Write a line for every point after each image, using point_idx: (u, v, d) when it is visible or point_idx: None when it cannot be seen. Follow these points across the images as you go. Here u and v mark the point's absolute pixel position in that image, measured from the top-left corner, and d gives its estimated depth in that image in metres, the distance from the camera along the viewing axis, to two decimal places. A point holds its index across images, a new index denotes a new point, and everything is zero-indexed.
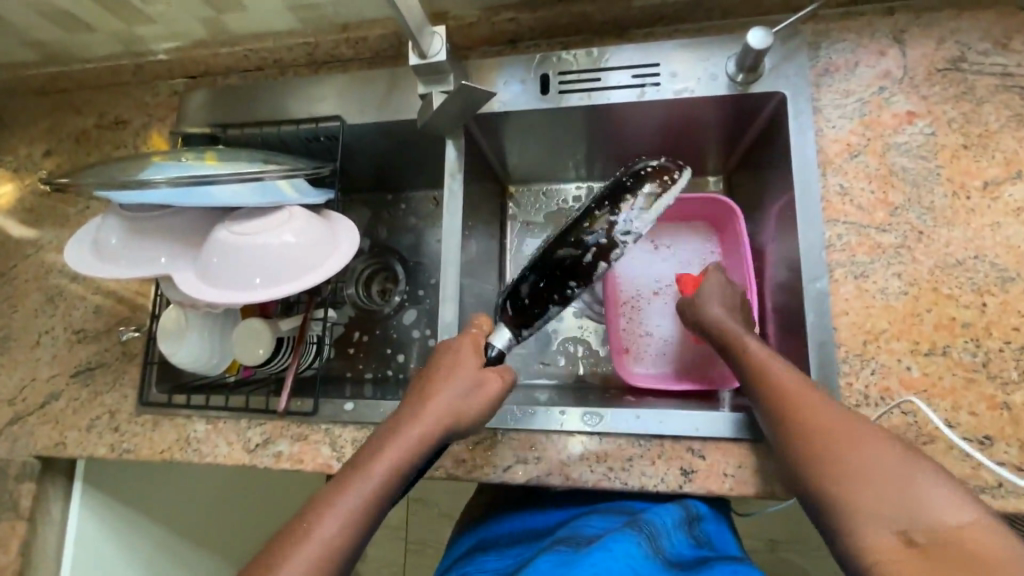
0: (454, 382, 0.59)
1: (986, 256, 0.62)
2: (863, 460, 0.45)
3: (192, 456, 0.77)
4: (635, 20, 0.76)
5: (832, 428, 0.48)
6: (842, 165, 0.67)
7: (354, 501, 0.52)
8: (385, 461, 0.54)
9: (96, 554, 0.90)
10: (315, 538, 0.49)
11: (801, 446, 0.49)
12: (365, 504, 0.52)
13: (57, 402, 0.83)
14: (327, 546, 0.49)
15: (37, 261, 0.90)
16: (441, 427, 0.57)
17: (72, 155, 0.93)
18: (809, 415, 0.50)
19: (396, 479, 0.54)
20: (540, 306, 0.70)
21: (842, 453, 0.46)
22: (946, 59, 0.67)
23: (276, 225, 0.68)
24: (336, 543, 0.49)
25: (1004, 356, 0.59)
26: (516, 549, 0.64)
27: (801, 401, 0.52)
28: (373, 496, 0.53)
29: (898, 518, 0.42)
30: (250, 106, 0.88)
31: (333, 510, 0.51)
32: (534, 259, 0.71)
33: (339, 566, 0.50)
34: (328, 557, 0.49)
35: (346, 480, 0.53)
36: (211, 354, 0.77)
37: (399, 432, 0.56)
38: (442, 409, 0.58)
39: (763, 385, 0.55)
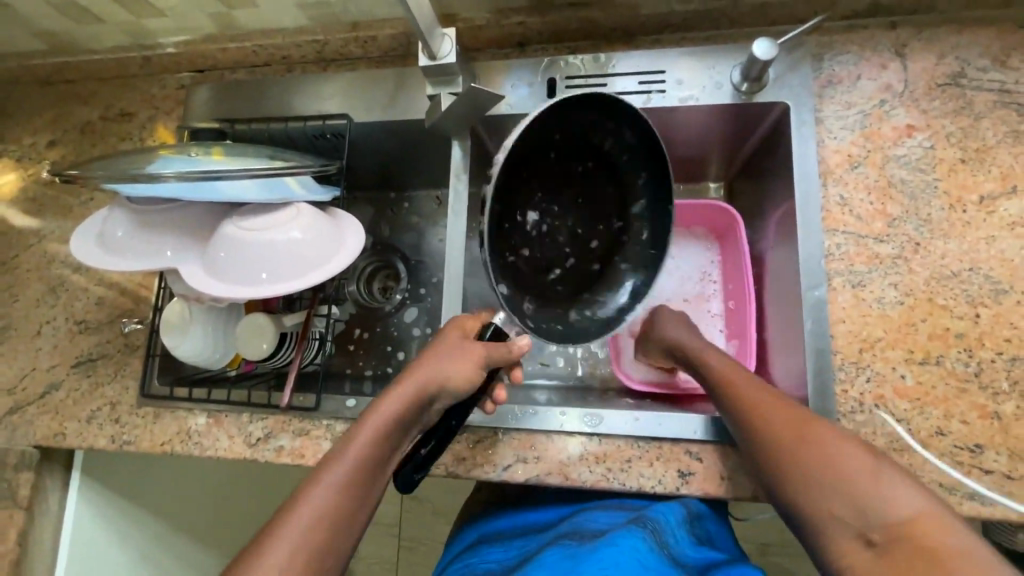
0: (439, 355, 0.61)
1: (980, 269, 0.63)
2: (819, 462, 0.48)
3: (193, 449, 0.77)
4: (642, 28, 0.76)
5: (790, 436, 0.51)
6: (843, 176, 0.68)
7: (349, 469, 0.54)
8: (368, 431, 0.56)
9: (92, 545, 0.91)
10: (304, 507, 0.51)
11: (766, 454, 0.53)
12: (359, 471, 0.54)
13: (57, 392, 0.83)
14: (316, 515, 0.50)
15: (40, 251, 0.90)
16: (427, 395, 0.60)
17: (77, 145, 0.93)
18: (770, 426, 0.53)
19: (380, 447, 0.56)
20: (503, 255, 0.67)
21: (797, 459, 0.49)
22: (946, 74, 0.68)
23: (285, 221, 0.69)
24: (335, 510, 0.51)
25: (995, 367, 0.61)
26: (519, 542, 0.66)
27: (763, 414, 0.55)
28: (360, 464, 0.55)
29: (853, 518, 0.44)
30: (258, 102, 0.88)
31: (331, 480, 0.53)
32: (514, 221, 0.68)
33: (333, 535, 0.50)
34: (329, 523, 0.50)
35: (340, 450, 0.55)
36: (213, 349, 0.77)
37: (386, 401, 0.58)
38: (421, 377, 0.60)
39: (732, 402, 0.59)
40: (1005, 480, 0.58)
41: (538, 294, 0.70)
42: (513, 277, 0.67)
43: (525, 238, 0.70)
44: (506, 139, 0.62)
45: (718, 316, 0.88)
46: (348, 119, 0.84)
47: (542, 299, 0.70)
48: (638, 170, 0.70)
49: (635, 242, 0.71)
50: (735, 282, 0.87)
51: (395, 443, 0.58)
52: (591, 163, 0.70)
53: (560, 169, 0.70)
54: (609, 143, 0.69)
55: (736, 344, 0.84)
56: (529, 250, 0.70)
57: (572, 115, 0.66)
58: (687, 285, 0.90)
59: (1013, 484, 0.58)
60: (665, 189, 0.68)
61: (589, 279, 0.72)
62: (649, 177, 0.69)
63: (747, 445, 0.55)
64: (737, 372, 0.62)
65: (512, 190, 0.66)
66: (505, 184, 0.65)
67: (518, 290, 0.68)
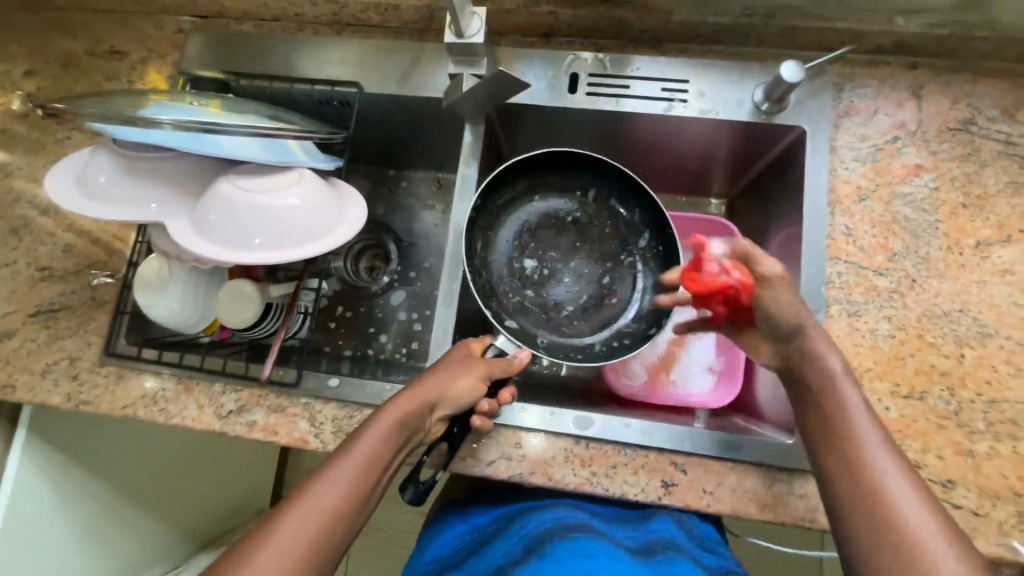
0: (447, 370, 0.61)
1: (970, 311, 0.65)
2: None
3: (157, 416, 0.73)
4: (671, 35, 0.76)
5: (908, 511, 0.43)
6: (850, 207, 0.69)
7: (353, 468, 0.51)
8: (370, 438, 0.53)
9: (28, 506, 0.85)
10: (300, 515, 0.47)
11: (892, 551, 0.42)
12: (361, 473, 0.51)
13: (10, 341, 0.77)
14: (311, 524, 0.47)
15: (4, 188, 0.83)
16: (435, 401, 0.58)
17: (56, 79, 0.86)
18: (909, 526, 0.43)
19: (381, 456, 0.53)
20: (503, 298, 0.79)
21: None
22: (958, 119, 0.70)
23: (286, 185, 0.65)
24: (333, 513, 0.48)
25: (973, 407, 0.63)
26: (518, 527, 0.64)
27: (897, 499, 0.44)
28: (358, 474, 0.51)
29: None
30: (266, 58, 0.84)
31: (332, 477, 0.50)
32: (518, 272, 0.81)
33: (324, 548, 0.47)
34: (326, 525, 0.47)
35: (347, 445, 0.53)
36: (191, 312, 0.73)
37: (398, 400, 0.57)
38: (428, 387, 0.58)
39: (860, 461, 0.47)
40: (972, 516, 0.60)
41: (553, 327, 0.79)
42: (523, 314, 0.79)
43: (524, 280, 0.81)
44: (487, 176, 0.76)
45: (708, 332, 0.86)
46: (358, 87, 0.81)
47: (559, 330, 0.79)
48: (629, 208, 0.80)
49: (645, 266, 0.80)
50: None
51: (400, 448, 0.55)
52: (580, 212, 0.82)
53: (549, 219, 0.83)
54: (593, 194, 0.82)
55: (725, 360, 0.83)
56: (534, 291, 0.81)
57: (545, 171, 0.81)
58: None
59: (980, 519, 0.60)
60: (660, 215, 0.77)
61: (597, 309, 0.80)
62: (640, 212, 0.80)
63: (862, 527, 0.44)
64: (870, 423, 0.49)
65: (501, 245, 0.82)
66: (495, 242, 0.81)
67: (530, 325, 0.79)
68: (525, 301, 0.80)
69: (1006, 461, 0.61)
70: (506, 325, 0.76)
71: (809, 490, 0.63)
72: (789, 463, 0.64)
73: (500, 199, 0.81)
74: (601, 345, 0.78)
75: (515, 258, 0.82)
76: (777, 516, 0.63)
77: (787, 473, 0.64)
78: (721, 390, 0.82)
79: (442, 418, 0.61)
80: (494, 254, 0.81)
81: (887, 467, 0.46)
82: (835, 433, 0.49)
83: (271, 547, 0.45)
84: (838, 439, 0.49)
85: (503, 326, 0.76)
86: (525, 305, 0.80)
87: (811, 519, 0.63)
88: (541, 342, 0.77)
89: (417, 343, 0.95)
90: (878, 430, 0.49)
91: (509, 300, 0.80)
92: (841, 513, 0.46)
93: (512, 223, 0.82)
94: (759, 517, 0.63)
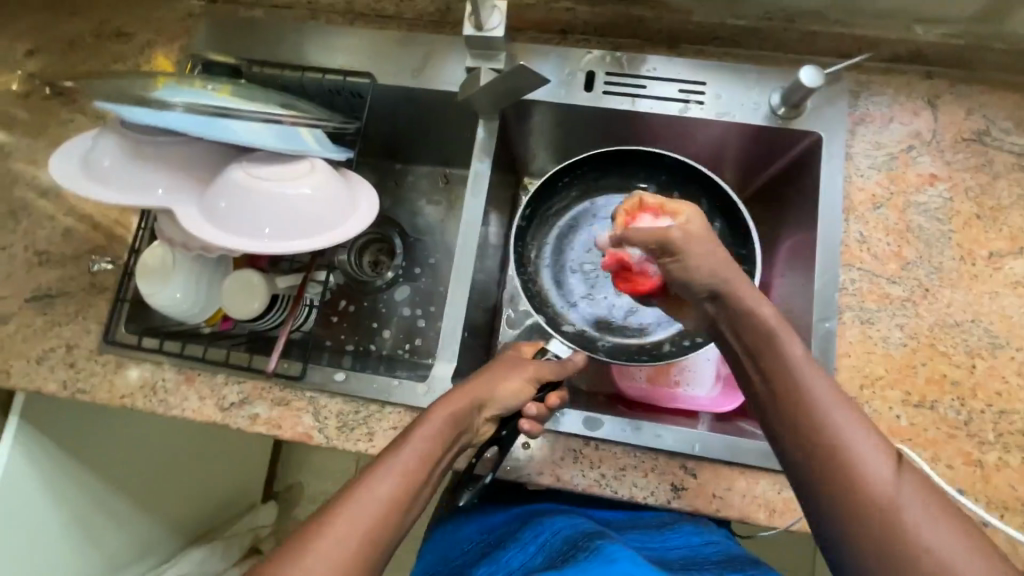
0: (497, 372, 0.63)
1: (981, 322, 0.65)
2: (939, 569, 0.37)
3: (157, 407, 0.72)
4: (690, 35, 0.75)
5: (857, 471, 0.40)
6: (865, 214, 0.69)
7: (410, 460, 0.52)
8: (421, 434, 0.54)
9: (18, 496, 0.83)
10: (355, 506, 0.47)
11: (862, 519, 0.40)
12: (418, 463, 0.52)
13: (5, 326, 0.75)
14: (367, 515, 0.46)
15: (2, 169, 0.81)
16: (484, 400, 0.60)
17: (60, 60, 0.84)
18: (876, 488, 0.40)
19: (431, 452, 0.54)
20: (563, 304, 0.82)
21: (913, 550, 0.38)
22: (972, 130, 0.70)
23: (296, 176, 0.64)
24: (394, 501, 0.48)
25: (983, 418, 0.63)
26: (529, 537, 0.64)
27: (858, 460, 0.41)
28: (410, 470, 0.51)
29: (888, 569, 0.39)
30: (276, 45, 0.82)
31: (389, 468, 0.50)
32: (578, 276, 0.83)
33: (380, 542, 0.46)
34: (386, 514, 0.47)
35: (398, 441, 0.54)
36: (194, 301, 0.71)
37: (445, 400, 0.59)
38: (476, 387, 0.60)
39: (815, 425, 0.43)
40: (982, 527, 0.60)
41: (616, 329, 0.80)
42: (585, 318, 0.81)
43: (584, 280, 0.83)
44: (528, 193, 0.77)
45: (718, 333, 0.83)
46: (371, 79, 0.80)
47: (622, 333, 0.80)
48: (695, 198, 0.77)
49: None
50: None
51: (450, 443, 0.56)
52: None
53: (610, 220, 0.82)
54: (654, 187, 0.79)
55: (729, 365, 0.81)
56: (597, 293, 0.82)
57: (597, 175, 0.80)
58: None
59: (989, 530, 0.60)
60: (730, 202, 0.74)
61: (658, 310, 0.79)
62: (706, 201, 0.76)
63: (829, 498, 0.41)
64: (818, 378, 0.44)
65: (559, 251, 0.83)
66: (553, 248, 0.83)
67: (593, 328, 0.81)
68: (587, 304, 0.82)
69: (1014, 472, 0.61)
70: (564, 331, 0.79)
71: None
72: None
73: (553, 205, 0.82)
74: (670, 348, 0.77)
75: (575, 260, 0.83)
76: (785, 522, 0.63)
77: None
78: (727, 396, 0.79)
79: (490, 417, 0.62)
80: (552, 259, 0.83)
81: (844, 427, 0.42)
82: (784, 400, 0.45)
83: (328, 536, 0.44)
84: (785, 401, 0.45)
85: (559, 332, 0.79)
86: (587, 309, 0.82)
87: None
88: (603, 346, 0.79)
89: (420, 340, 0.94)
90: (826, 379, 0.45)
91: (571, 305, 0.82)
92: (807, 484, 0.43)
93: (566, 228, 0.83)
94: (768, 523, 0.63)
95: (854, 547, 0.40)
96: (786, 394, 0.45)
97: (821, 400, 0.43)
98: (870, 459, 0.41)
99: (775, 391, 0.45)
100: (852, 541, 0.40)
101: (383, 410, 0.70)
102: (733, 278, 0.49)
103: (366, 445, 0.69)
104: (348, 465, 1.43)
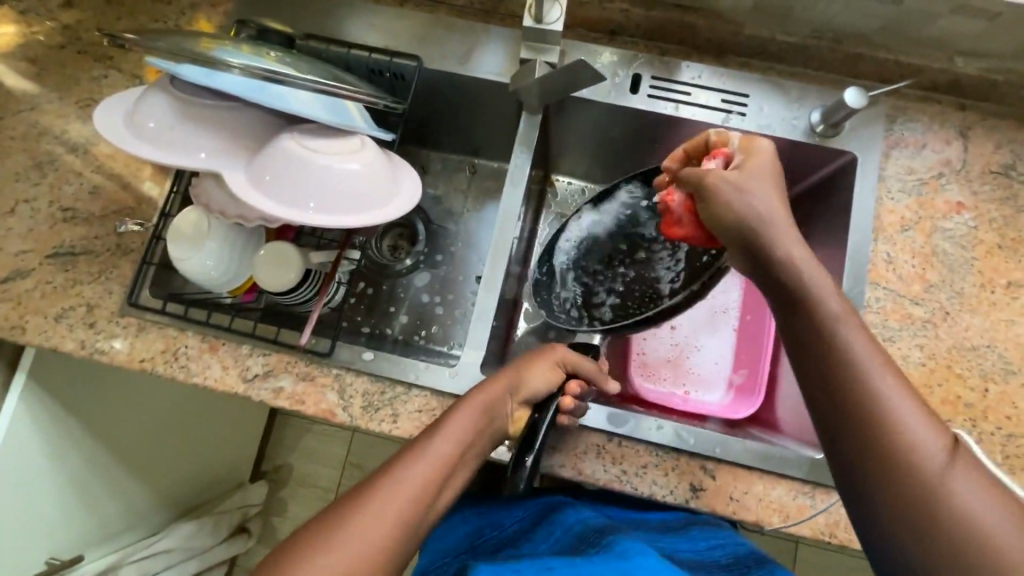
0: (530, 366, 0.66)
1: (997, 347, 0.68)
2: (967, 515, 0.39)
3: (177, 373, 0.71)
4: (737, 47, 0.77)
5: (881, 419, 0.42)
6: (893, 236, 0.71)
7: (447, 445, 0.54)
8: (460, 422, 0.57)
9: (20, 454, 0.81)
10: (395, 486, 0.50)
11: (881, 460, 0.42)
12: (453, 451, 0.55)
13: (22, 281, 0.73)
14: (405, 499, 0.49)
15: (30, 120, 0.79)
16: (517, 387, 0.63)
17: (98, 15, 0.83)
18: (910, 439, 0.41)
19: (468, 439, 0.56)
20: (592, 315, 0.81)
21: (946, 497, 0.40)
22: (1000, 163, 0.73)
23: (347, 152, 0.63)
24: (429, 485, 0.51)
25: (993, 439, 0.65)
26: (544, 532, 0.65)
27: (888, 407, 0.42)
28: (446, 454, 0.54)
29: (907, 507, 0.41)
30: (324, 22, 0.82)
31: (425, 454, 0.53)
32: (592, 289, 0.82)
33: (417, 525, 0.49)
34: (420, 496, 0.50)
35: (437, 426, 0.56)
36: (225, 270, 0.70)
37: (480, 390, 0.61)
38: (508, 377, 0.63)
39: (851, 378, 0.44)
40: None
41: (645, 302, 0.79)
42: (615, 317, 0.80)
43: (597, 288, 0.82)
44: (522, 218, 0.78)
45: (730, 339, 0.85)
46: (418, 63, 0.79)
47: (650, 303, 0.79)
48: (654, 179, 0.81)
49: None
50: (754, 312, 0.85)
51: (485, 432, 0.59)
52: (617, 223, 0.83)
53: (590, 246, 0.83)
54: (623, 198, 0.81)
55: (742, 373, 0.83)
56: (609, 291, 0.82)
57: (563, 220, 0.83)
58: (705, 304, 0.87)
59: None
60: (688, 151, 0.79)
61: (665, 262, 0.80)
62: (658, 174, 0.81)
63: (862, 447, 0.43)
64: (856, 331, 0.45)
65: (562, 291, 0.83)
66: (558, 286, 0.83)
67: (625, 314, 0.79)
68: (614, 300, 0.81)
69: None
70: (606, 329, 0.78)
71: (832, 505, 0.65)
72: (814, 476, 0.66)
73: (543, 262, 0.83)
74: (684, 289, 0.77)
75: (582, 277, 0.83)
76: (797, 528, 0.65)
77: (811, 487, 0.66)
78: (739, 401, 0.81)
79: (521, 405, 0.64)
80: (575, 294, 0.82)
81: (877, 375, 0.44)
82: (818, 342, 0.46)
83: (367, 513, 0.48)
84: (820, 342, 0.46)
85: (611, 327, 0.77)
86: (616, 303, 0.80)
87: (831, 533, 0.64)
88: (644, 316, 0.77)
89: (435, 327, 0.91)
90: (861, 331, 0.46)
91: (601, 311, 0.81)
92: (828, 425, 0.45)
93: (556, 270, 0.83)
94: (780, 528, 0.65)
95: (887, 497, 0.42)
96: (817, 342, 0.46)
97: (858, 353, 0.44)
98: (900, 409, 0.42)
99: (805, 336, 0.47)
100: (882, 487, 0.42)
101: (409, 393, 0.70)
102: (773, 228, 0.50)
103: (390, 426, 0.69)
104: (342, 451, 1.41)
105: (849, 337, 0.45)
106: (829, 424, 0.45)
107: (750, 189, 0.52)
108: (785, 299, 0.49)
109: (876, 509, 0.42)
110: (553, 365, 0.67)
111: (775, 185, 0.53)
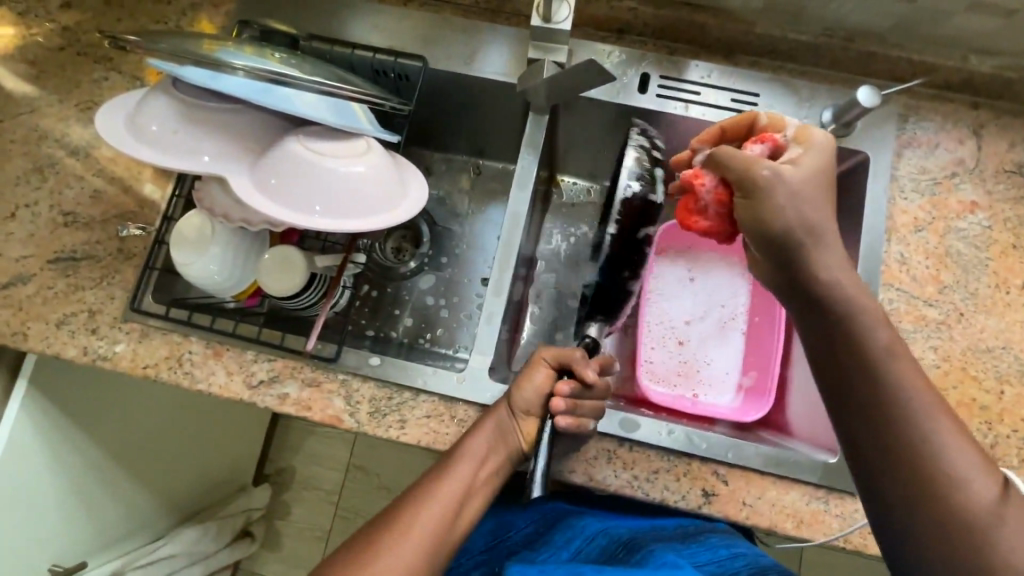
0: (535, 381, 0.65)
1: (1013, 349, 0.67)
2: (1003, 542, 0.42)
3: (181, 380, 0.70)
4: (747, 46, 0.76)
5: (925, 451, 0.44)
6: (906, 236, 0.70)
7: (465, 474, 0.57)
8: (477, 449, 0.59)
9: (24, 462, 0.81)
10: (419, 517, 0.54)
11: (921, 488, 0.44)
12: (470, 477, 0.58)
13: (23, 287, 0.72)
14: (428, 527, 0.53)
15: (30, 123, 0.78)
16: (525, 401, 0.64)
17: (98, 16, 0.82)
18: (951, 471, 0.44)
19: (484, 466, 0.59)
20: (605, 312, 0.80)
21: (982, 525, 0.42)
22: (1014, 162, 0.72)
23: (352, 155, 0.62)
24: (448, 513, 0.55)
25: (1009, 442, 0.64)
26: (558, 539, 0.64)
27: (931, 439, 0.44)
28: (463, 482, 0.57)
29: (948, 534, 0.43)
30: (327, 21, 0.81)
31: (444, 484, 0.56)
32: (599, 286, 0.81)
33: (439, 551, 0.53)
34: (442, 525, 0.54)
35: (456, 454, 0.59)
36: (228, 275, 0.69)
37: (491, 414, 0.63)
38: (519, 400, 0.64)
39: (894, 409, 0.45)
40: None
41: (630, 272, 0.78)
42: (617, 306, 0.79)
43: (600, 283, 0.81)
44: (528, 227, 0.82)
45: (739, 344, 0.84)
46: (423, 63, 0.79)
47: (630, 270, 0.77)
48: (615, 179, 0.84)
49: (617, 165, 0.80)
50: (761, 314, 0.84)
51: (500, 452, 0.61)
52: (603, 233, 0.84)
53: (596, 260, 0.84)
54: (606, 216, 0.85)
55: (752, 376, 0.82)
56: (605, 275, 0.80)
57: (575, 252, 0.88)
58: (711, 308, 0.86)
59: None
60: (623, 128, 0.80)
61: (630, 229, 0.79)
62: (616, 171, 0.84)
63: (904, 475, 0.44)
64: (900, 361, 0.47)
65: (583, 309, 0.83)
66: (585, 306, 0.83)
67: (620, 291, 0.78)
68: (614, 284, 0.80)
69: None
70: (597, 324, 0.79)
71: (846, 510, 0.64)
72: (831, 482, 0.65)
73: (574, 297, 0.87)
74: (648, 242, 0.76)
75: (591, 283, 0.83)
76: (811, 534, 0.64)
77: (825, 492, 0.65)
78: (749, 405, 0.80)
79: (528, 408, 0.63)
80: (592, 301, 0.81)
81: (922, 407, 0.45)
82: (862, 370, 0.47)
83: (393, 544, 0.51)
84: (865, 371, 0.47)
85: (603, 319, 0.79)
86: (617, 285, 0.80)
87: (846, 539, 0.63)
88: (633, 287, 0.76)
89: (440, 330, 0.90)
90: (906, 361, 0.47)
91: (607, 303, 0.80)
92: (868, 450, 0.46)
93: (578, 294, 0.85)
94: (794, 533, 0.64)
95: (928, 525, 0.44)
96: (861, 369, 0.47)
97: (903, 384, 0.46)
98: (946, 441, 0.44)
99: (849, 363, 0.47)
100: (922, 514, 0.44)
101: (416, 399, 0.69)
102: (822, 245, 0.50)
103: (397, 432, 0.68)
104: (346, 455, 1.40)
105: (896, 368, 0.46)
106: (870, 450, 0.46)
107: (804, 199, 0.50)
108: (830, 326, 0.49)
109: (913, 533, 0.44)
110: (543, 368, 0.66)
111: (825, 196, 0.52)
